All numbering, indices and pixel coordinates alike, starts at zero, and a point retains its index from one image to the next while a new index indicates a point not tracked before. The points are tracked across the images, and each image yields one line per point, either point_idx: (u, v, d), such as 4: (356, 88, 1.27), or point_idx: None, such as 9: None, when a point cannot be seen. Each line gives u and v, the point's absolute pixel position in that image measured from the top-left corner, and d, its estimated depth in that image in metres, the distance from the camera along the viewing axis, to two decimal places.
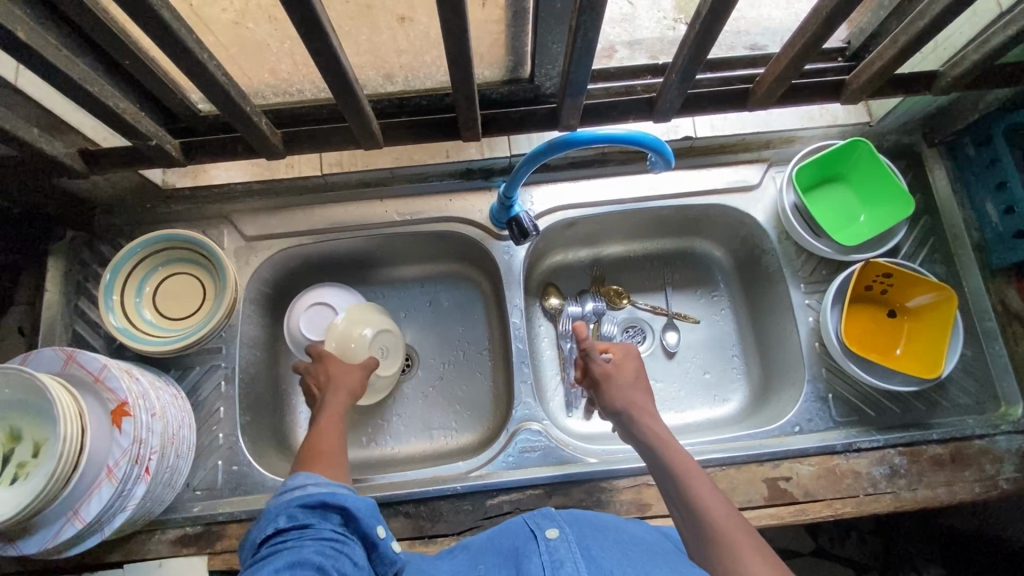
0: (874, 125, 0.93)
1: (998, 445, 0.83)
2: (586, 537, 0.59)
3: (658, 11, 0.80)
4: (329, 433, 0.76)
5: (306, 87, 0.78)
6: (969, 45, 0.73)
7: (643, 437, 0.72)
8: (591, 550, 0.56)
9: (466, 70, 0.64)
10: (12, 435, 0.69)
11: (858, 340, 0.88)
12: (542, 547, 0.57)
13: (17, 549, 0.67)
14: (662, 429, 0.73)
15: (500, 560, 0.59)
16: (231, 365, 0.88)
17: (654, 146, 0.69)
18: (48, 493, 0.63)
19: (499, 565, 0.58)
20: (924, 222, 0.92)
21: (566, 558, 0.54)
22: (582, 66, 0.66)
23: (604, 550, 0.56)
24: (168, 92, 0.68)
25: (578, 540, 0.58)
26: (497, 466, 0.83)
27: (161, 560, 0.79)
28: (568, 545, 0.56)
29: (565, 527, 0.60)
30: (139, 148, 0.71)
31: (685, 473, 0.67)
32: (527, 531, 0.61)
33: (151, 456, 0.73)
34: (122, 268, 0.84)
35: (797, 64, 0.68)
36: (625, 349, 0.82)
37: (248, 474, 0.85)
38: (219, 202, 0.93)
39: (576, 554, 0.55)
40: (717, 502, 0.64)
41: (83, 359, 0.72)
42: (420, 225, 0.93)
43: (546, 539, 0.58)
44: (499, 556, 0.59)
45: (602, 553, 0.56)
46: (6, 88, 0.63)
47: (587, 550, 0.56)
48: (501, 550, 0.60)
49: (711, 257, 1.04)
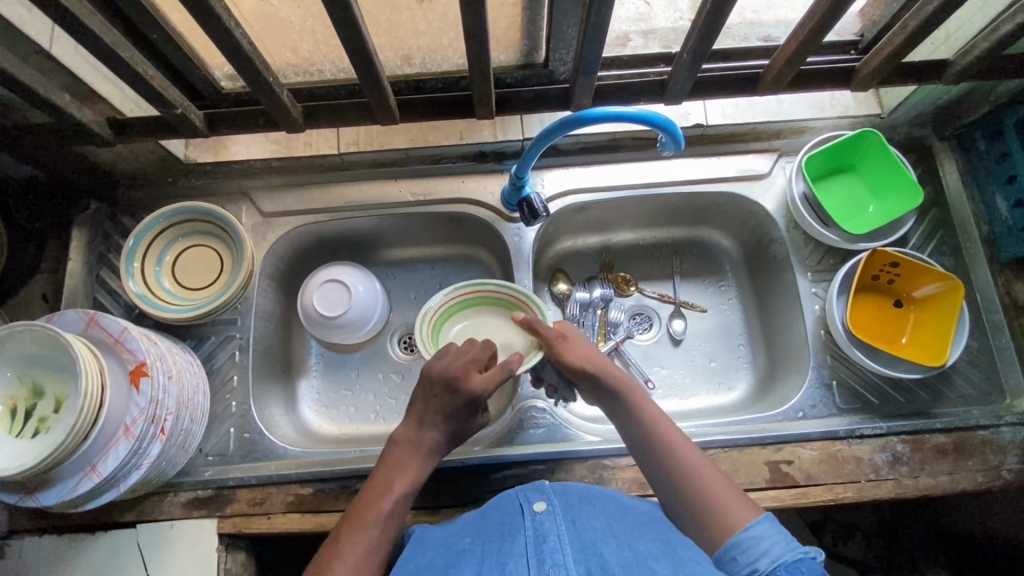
0: (886, 117, 0.94)
1: (1002, 436, 0.83)
2: (574, 509, 0.60)
3: (675, 12, 0.85)
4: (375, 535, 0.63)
5: (327, 66, 0.80)
6: (980, 34, 0.73)
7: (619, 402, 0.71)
8: (576, 522, 0.57)
9: (482, 46, 0.66)
10: (34, 391, 0.71)
11: (864, 328, 0.88)
12: (529, 521, 0.58)
13: (36, 501, 0.70)
14: (632, 385, 0.73)
15: (489, 531, 0.60)
16: (246, 336, 0.90)
17: (664, 126, 0.71)
18: (68, 445, 0.65)
19: (485, 536, 0.59)
20: (933, 215, 0.92)
21: (550, 532, 0.55)
22: (595, 47, 0.68)
23: (588, 521, 0.58)
24: (194, 65, 0.71)
25: (565, 513, 0.59)
26: (502, 442, 0.85)
27: (172, 521, 0.82)
28: (553, 518, 0.57)
29: (554, 500, 0.61)
30: (164, 117, 0.74)
31: (663, 424, 0.69)
32: (516, 505, 0.62)
33: (166, 417, 0.75)
34: (144, 237, 0.86)
35: (806, 48, 0.70)
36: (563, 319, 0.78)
37: (259, 442, 0.87)
38: (238, 178, 0.96)
39: (561, 529, 0.56)
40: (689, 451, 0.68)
41: (104, 321, 0.74)
42: (432, 205, 0.95)
43: (533, 514, 0.58)
44: (486, 529, 0.60)
45: (587, 525, 0.57)
46: (40, 54, 0.66)
47: (572, 523, 0.57)
48: (490, 522, 0.61)
49: (720, 246, 1.05)
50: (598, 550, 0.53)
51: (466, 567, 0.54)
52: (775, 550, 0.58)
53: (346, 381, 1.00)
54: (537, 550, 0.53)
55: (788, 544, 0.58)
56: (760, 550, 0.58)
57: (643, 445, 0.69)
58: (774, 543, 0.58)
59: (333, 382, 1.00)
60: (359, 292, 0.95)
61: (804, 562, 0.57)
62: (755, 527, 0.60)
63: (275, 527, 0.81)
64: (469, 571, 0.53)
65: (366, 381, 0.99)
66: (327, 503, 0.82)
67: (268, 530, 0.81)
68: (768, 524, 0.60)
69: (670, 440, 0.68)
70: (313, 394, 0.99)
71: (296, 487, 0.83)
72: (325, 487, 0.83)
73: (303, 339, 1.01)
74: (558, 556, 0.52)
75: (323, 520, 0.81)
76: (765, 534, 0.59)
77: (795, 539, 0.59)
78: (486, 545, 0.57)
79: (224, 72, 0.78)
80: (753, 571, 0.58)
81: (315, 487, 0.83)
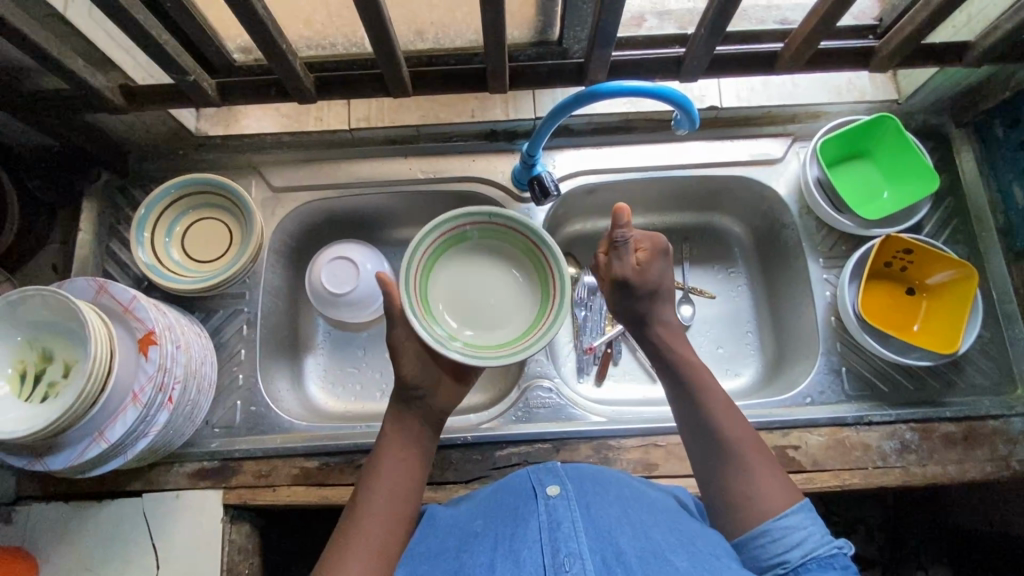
0: (902, 103, 0.93)
1: (1012, 426, 0.82)
2: (588, 492, 0.59)
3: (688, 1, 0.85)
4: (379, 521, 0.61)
5: (339, 40, 0.80)
6: (1001, 16, 0.73)
7: (660, 360, 0.72)
8: (590, 508, 0.56)
9: (498, 18, 0.65)
10: (43, 356, 0.72)
11: (875, 316, 0.88)
12: (542, 506, 0.57)
13: (44, 465, 0.70)
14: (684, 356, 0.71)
15: (501, 514, 0.59)
16: (254, 311, 0.91)
17: (680, 101, 0.70)
18: (76, 410, 0.65)
19: (498, 520, 0.58)
20: (949, 203, 0.91)
21: (564, 518, 0.55)
22: (611, 19, 0.67)
23: (603, 507, 0.57)
24: (207, 36, 0.71)
25: (579, 498, 0.58)
26: (508, 420, 0.85)
27: (178, 492, 0.82)
28: (567, 504, 0.56)
29: (567, 483, 0.61)
30: (176, 85, 0.74)
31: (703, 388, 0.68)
32: (530, 488, 0.61)
33: (174, 386, 0.75)
34: (155, 207, 0.87)
35: (826, 24, 0.69)
36: (653, 240, 0.71)
37: (265, 415, 0.87)
38: (249, 153, 0.96)
39: (575, 514, 0.55)
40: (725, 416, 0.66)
41: (113, 290, 0.74)
42: (442, 183, 0.94)
43: (547, 498, 0.58)
44: (499, 512, 0.60)
45: (601, 511, 0.56)
46: (55, 18, 0.66)
47: (586, 508, 0.56)
48: (504, 505, 0.60)
49: (730, 232, 1.04)
50: (613, 539, 0.53)
51: (480, 554, 0.54)
52: (808, 544, 0.58)
53: (352, 359, 1.00)
54: (552, 537, 0.52)
55: (822, 538, 0.58)
56: (793, 541, 0.58)
57: (684, 409, 0.68)
58: (809, 537, 0.58)
59: (339, 360, 1.00)
60: (368, 271, 0.94)
61: (836, 557, 0.57)
62: (789, 516, 0.59)
63: (280, 499, 0.82)
64: (483, 559, 0.53)
65: (373, 358, 0.99)
66: (332, 476, 0.82)
67: (273, 502, 0.82)
68: (803, 515, 0.59)
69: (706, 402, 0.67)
70: (319, 370, 0.99)
71: (301, 460, 0.83)
72: (330, 460, 0.83)
73: (311, 316, 1.01)
74: (572, 543, 0.51)
75: (328, 494, 0.82)
76: (800, 525, 0.59)
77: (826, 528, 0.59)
78: (499, 530, 0.56)
79: (238, 44, 0.78)
80: (783, 561, 0.57)
81: (320, 460, 0.83)
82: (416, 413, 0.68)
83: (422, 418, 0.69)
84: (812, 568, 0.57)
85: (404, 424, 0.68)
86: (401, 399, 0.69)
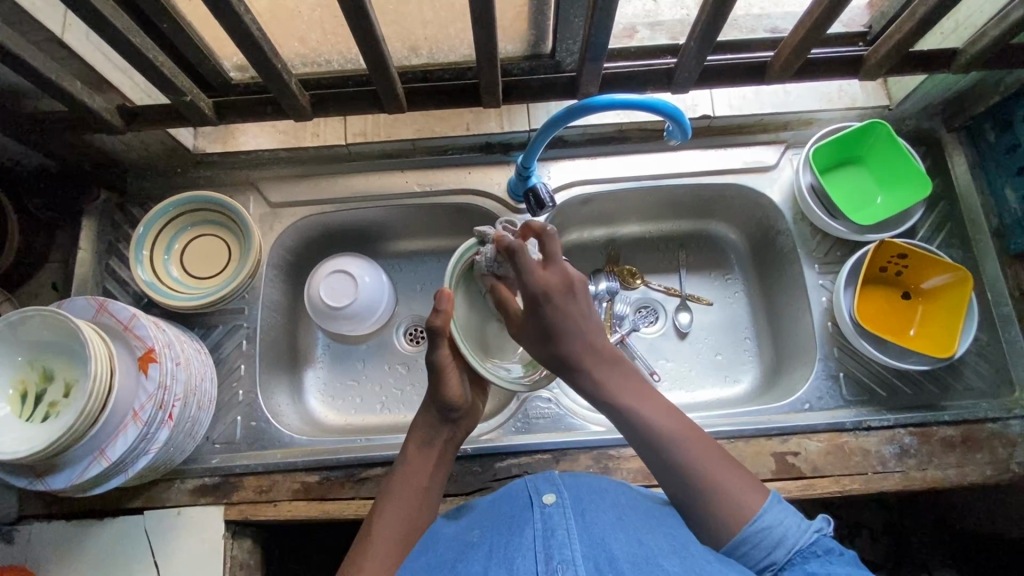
0: (893, 109, 0.94)
1: (1011, 429, 0.82)
2: (584, 500, 0.59)
3: (682, 9, 0.83)
4: (392, 538, 0.62)
5: (334, 57, 0.80)
6: (988, 23, 0.74)
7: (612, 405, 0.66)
8: (585, 517, 0.56)
9: (489, 34, 0.66)
10: (44, 375, 0.72)
11: (871, 321, 0.88)
12: (538, 513, 0.57)
13: (45, 485, 0.70)
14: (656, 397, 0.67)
15: (496, 524, 0.59)
16: (253, 326, 0.91)
17: (672, 114, 0.71)
18: (76, 430, 0.66)
19: (493, 529, 0.58)
20: (942, 207, 0.92)
21: (559, 525, 0.55)
22: (603, 32, 0.67)
23: (599, 516, 0.57)
24: (202, 56, 0.71)
25: (574, 506, 0.58)
26: (508, 431, 0.86)
27: (179, 508, 0.82)
28: (563, 511, 0.57)
29: (563, 492, 0.61)
30: (174, 105, 0.75)
31: (644, 402, 0.65)
32: (526, 497, 0.61)
33: (175, 403, 0.75)
34: (154, 225, 0.87)
35: (814, 34, 0.70)
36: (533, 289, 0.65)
37: (266, 430, 0.88)
38: (247, 169, 0.96)
39: (570, 522, 0.55)
40: (666, 418, 0.65)
41: (113, 308, 0.74)
42: (439, 196, 0.95)
43: (543, 506, 0.58)
44: (495, 521, 0.59)
45: (596, 520, 0.56)
46: (53, 41, 0.67)
47: (580, 516, 0.56)
48: (499, 514, 0.60)
49: (725, 239, 1.04)
50: (606, 545, 0.52)
51: (473, 563, 0.54)
52: (789, 539, 0.58)
53: (352, 371, 1.00)
54: (546, 544, 0.53)
55: (798, 526, 0.59)
56: (775, 540, 0.58)
57: (635, 434, 0.64)
58: (786, 532, 0.59)
59: (338, 372, 1.00)
60: (366, 283, 0.95)
61: (818, 543, 0.59)
62: (764, 516, 0.59)
63: (281, 514, 0.82)
64: (476, 567, 0.53)
65: (372, 372, 1.00)
66: (334, 490, 0.82)
67: (273, 517, 0.82)
68: (775, 509, 0.60)
69: (645, 413, 0.64)
70: (319, 384, 0.99)
71: (302, 474, 0.84)
72: (330, 474, 0.83)
73: (310, 330, 1.01)
74: (566, 550, 0.51)
75: (329, 508, 0.82)
76: (776, 521, 0.59)
77: (801, 514, 0.61)
78: (494, 539, 0.56)
79: (234, 62, 0.79)
80: (770, 562, 0.58)
81: (321, 475, 0.83)
82: (446, 435, 0.71)
83: (448, 441, 0.72)
84: (796, 563, 0.58)
85: (434, 444, 0.70)
86: (439, 417, 0.71)
